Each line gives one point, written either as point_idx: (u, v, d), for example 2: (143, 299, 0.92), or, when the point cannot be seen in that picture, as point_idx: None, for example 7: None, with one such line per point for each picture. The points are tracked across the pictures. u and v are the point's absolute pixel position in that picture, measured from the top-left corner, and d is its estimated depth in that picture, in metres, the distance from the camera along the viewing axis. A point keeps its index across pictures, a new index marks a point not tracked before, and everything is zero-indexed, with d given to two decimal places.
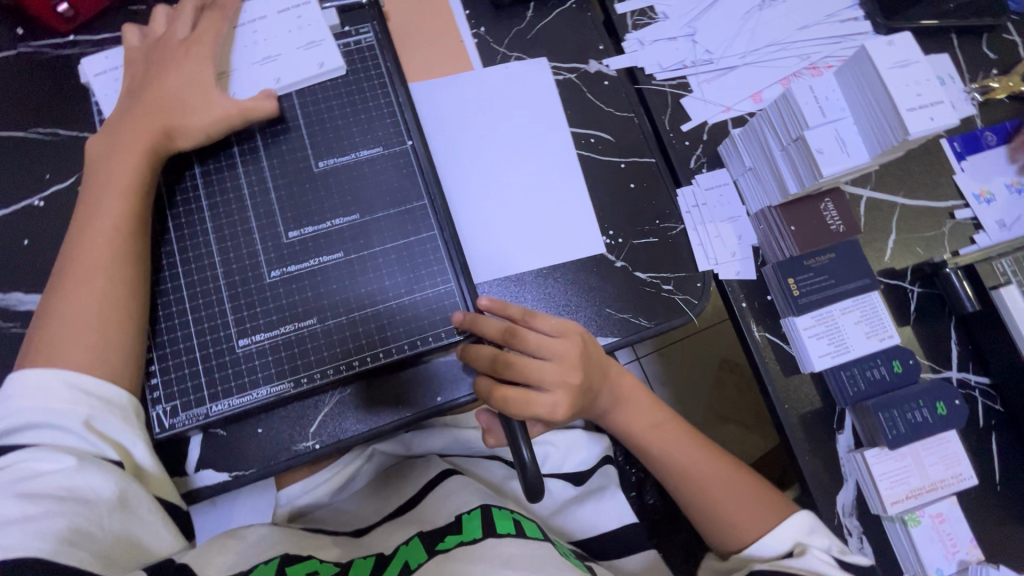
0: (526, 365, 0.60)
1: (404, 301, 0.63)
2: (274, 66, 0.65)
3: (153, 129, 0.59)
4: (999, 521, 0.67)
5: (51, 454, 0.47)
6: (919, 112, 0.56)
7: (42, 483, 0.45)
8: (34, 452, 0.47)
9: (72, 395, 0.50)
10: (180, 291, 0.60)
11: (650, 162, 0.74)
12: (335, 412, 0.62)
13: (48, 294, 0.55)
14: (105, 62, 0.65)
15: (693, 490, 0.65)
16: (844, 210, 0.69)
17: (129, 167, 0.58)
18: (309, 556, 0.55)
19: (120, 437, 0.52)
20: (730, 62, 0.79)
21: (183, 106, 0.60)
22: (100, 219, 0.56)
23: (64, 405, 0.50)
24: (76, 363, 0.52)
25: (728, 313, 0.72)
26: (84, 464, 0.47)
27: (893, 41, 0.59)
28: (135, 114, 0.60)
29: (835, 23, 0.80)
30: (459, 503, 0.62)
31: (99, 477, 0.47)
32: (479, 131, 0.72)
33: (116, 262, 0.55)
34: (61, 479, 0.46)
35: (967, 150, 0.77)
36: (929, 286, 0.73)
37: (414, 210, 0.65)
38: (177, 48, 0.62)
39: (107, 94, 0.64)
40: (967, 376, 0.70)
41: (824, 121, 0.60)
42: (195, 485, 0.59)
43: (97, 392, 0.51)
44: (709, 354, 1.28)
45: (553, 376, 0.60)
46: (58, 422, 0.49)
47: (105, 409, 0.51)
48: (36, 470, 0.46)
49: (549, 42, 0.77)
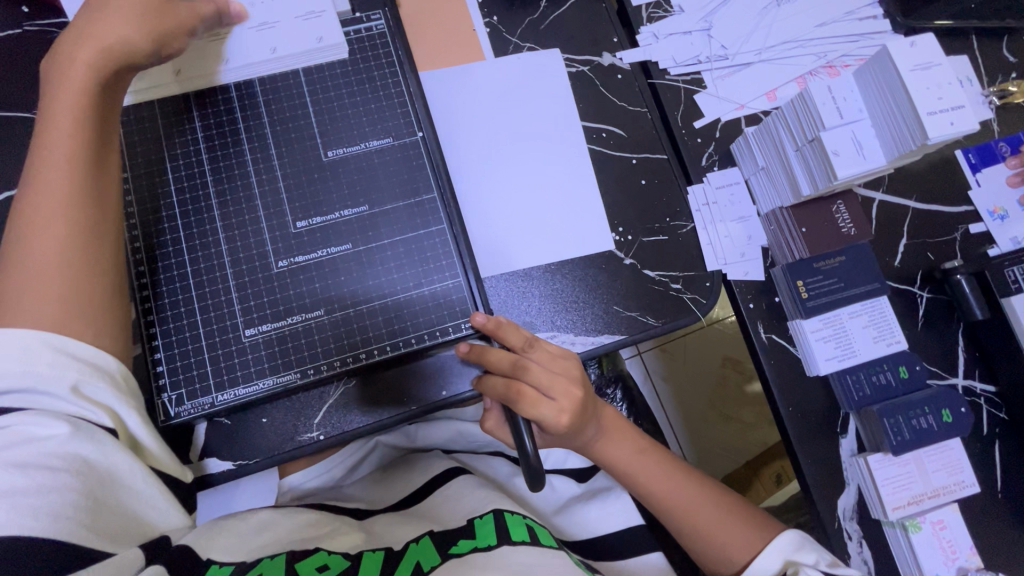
0: (538, 374, 0.60)
1: (412, 294, 0.62)
2: (273, 35, 0.64)
3: (93, 48, 0.53)
4: (1000, 530, 0.67)
5: (41, 418, 0.45)
6: (939, 116, 0.55)
7: (35, 451, 0.44)
8: (20, 416, 0.45)
9: (55, 355, 0.47)
10: (176, 272, 0.59)
11: (662, 159, 0.74)
12: (340, 405, 0.62)
13: (11, 247, 0.50)
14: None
15: (683, 518, 0.65)
16: (856, 213, 0.68)
17: (77, 100, 0.53)
18: (319, 548, 0.54)
19: (110, 404, 0.49)
20: (746, 58, 0.77)
21: (146, 24, 0.55)
22: (65, 165, 0.52)
23: (48, 369, 0.46)
24: (50, 318, 0.48)
25: (736, 315, 0.71)
26: (79, 432, 0.46)
27: (914, 43, 0.57)
28: (81, 32, 0.54)
29: (854, 21, 0.79)
30: (467, 508, 0.62)
31: (94, 448, 0.46)
32: (489, 123, 0.71)
33: (84, 222, 0.51)
34: (55, 448, 0.45)
35: (982, 162, 0.76)
36: (938, 293, 0.72)
37: (424, 202, 0.64)
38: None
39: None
40: (973, 384, 0.70)
41: (841, 122, 0.59)
42: (211, 472, 0.59)
43: (84, 356, 0.49)
44: (712, 351, 1.28)
45: (560, 387, 0.60)
46: (43, 387, 0.46)
47: (94, 374, 0.49)
48: (23, 435, 0.44)
49: (562, 32, 0.75)
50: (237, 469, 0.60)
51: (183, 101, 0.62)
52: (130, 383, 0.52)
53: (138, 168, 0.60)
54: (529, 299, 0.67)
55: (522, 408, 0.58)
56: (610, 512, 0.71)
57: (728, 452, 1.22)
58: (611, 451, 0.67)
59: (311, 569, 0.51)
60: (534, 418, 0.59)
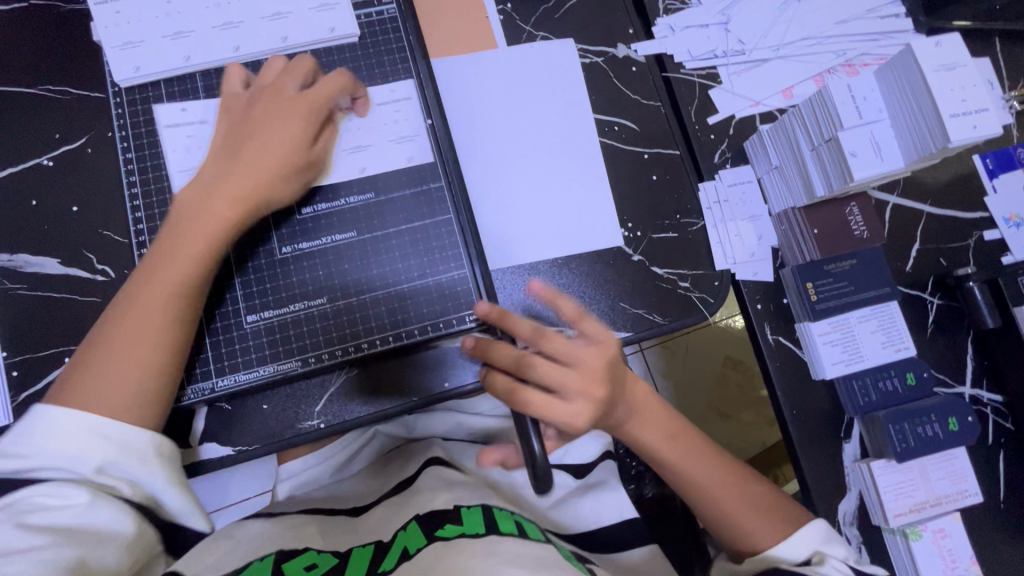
0: (546, 369, 0.57)
1: (417, 285, 0.62)
2: (284, 23, 0.64)
3: (238, 209, 0.56)
4: (1000, 541, 0.66)
5: (64, 488, 0.48)
6: (962, 119, 0.53)
7: (56, 518, 0.47)
8: (45, 485, 0.48)
9: (92, 440, 0.49)
10: (235, 324, 0.59)
11: (674, 154, 0.72)
12: (341, 392, 0.61)
13: (96, 340, 0.53)
14: (180, 115, 0.62)
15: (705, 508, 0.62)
16: (869, 215, 0.68)
17: (201, 241, 0.55)
18: (304, 550, 0.56)
19: (137, 475, 0.51)
20: (763, 54, 0.76)
21: (289, 180, 0.58)
22: (166, 282, 0.54)
23: (78, 452, 0.49)
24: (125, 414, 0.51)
25: (743, 315, 0.70)
26: (96, 500, 0.49)
27: (939, 42, 0.56)
28: (227, 181, 0.56)
29: (875, 19, 0.77)
30: (457, 495, 0.61)
31: (106, 516, 0.49)
32: (500, 113, 0.70)
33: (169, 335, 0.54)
34: (71, 514, 0.48)
35: (999, 167, 0.74)
36: (949, 299, 0.71)
37: (431, 191, 0.64)
38: (275, 97, 0.59)
39: (174, 152, 0.61)
40: (980, 393, 0.69)
41: (860, 122, 0.58)
42: (198, 458, 0.59)
43: (114, 441, 0.50)
44: (713, 349, 1.27)
45: (574, 382, 0.57)
46: (70, 466, 0.49)
47: (121, 454, 0.50)
48: (47, 504, 0.48)
49: (577, 22, 0.74)
50: (237, 455, 0.60)
51: (190, 83, 0.63)
52: (168, 451, 0.53)
53: (143, 149, 0.61)
54: None
55: (527, 403, 0.56)
56: (607, 510, 0.70)
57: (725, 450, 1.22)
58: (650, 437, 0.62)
59: (299, 569, 0.53)
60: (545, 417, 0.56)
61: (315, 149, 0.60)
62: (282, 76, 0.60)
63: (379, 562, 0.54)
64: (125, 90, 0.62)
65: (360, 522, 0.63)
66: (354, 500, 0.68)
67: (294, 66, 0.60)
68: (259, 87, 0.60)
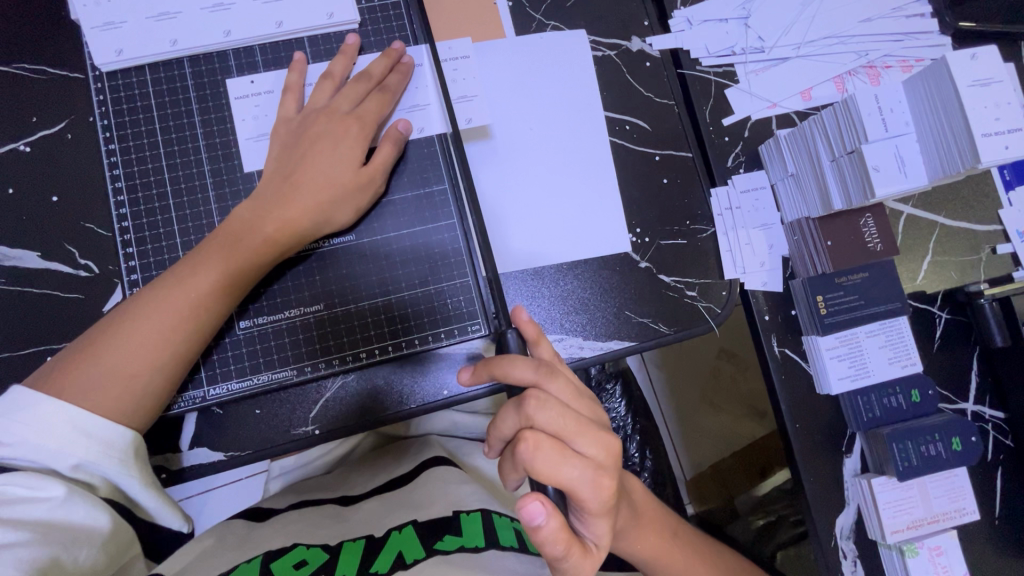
0: (549, 413, 0.44)
1: (417, 293, 0.60)
2: (278, 6, 0.60)
3: (286, 233, 0.54)
4: (992, 555, 0.67)
5: (39, 480, 0.46)
6: (993, 139, 0.51)
7: (28, 511, 0.45)
8: (15, 474, 0.46)
9: (75, 436, 0.48)
10: (239, 334, 0.57)
11: (686, 157, 0.70)
12: (337, 401, 0.59)
13: (103, 331, 0.51)
14: (249, 86, 0.59)
15: (680, 563, 0.60)
16: (883, 228, 0.66)
17: (242, 257, 0.53)
18: (296, 545, 0.54)
19: (113, 476, 0.49)
20: (783, 52, 0.72)
21: (348, 202, 0.56)
22: (195, 293, 0.52)
23: (59, 444, 0.47)
24: (125, 411, 0.50)
25: (750, 326, 0.69)
26: (73, 495, 0.47)
27: (976, 55, 0.53)
28: (274, 202, 0.54)
29: (899, 18, 0.74)
30: (454, 498, 0.61)
31: (87, 513, 0.47)
32: (507, 106, 0.66)
33: (190, 343, 0.52)
34: (45, 511, 0.45)
35: (1016, 178, 0.73)
36: (958, 314, 0.70)
37: (434, 194, 0.61)
38: (329, 119, 0.57)
39: (244, 121, 0.59)
40: (982, 410, 0.69)
41: (886, 135, 0.56)
42: (182, 465, 0.57)
43: (98, 437, 0.49)
44: (708, 342, 1.24)
45: (574, 428, 0.45)
46: (48, 460, 0.47)
47: (100, 454, 0.49)
48: (16, 495, 0.45)
49: (590, 12, 0.70)
50: (228, 461, 0.58)
51: (177, 69, 0.59)
52: (143, 454, 0.52)
53: (127, 141, 0.58)
54: (541, 301, 0.64)
55: (546, 471, 0.43)
56: None
57: (716, 442, 1.22)
58: (638, 533, 0.58)
59: (288, 567, 0.52)
60: (557, 486, 0.44)
61: (368, 167, 0.57)
62: (335, 97, 0.58)
63: (371, 561, 0.53)
64: (106, 75, 0.58)
65: (352, 513, 0.62)
66: (341, 488, 0.68)
67: (330, 72, 0.59)
68: (312, 109, 0.57)
